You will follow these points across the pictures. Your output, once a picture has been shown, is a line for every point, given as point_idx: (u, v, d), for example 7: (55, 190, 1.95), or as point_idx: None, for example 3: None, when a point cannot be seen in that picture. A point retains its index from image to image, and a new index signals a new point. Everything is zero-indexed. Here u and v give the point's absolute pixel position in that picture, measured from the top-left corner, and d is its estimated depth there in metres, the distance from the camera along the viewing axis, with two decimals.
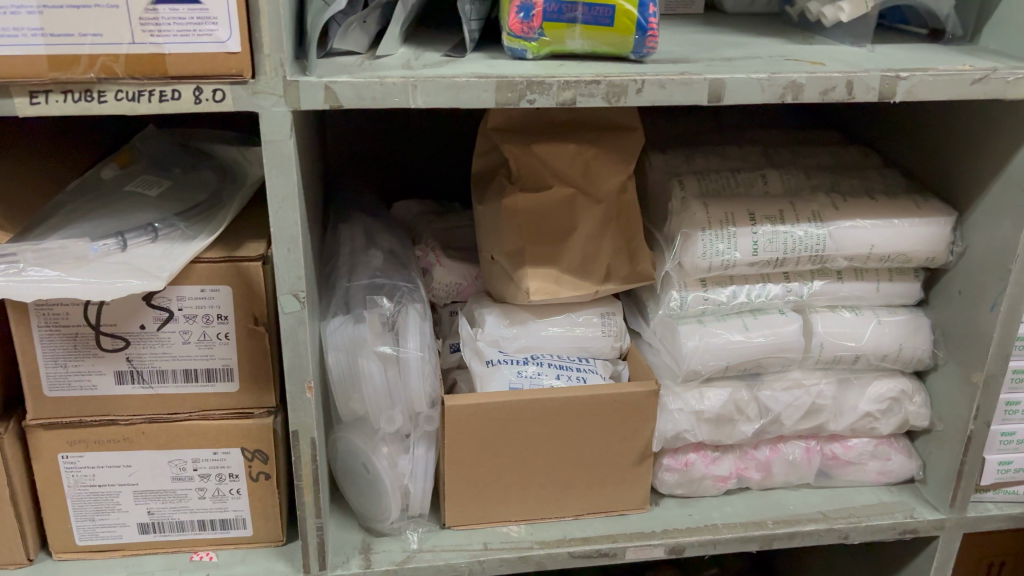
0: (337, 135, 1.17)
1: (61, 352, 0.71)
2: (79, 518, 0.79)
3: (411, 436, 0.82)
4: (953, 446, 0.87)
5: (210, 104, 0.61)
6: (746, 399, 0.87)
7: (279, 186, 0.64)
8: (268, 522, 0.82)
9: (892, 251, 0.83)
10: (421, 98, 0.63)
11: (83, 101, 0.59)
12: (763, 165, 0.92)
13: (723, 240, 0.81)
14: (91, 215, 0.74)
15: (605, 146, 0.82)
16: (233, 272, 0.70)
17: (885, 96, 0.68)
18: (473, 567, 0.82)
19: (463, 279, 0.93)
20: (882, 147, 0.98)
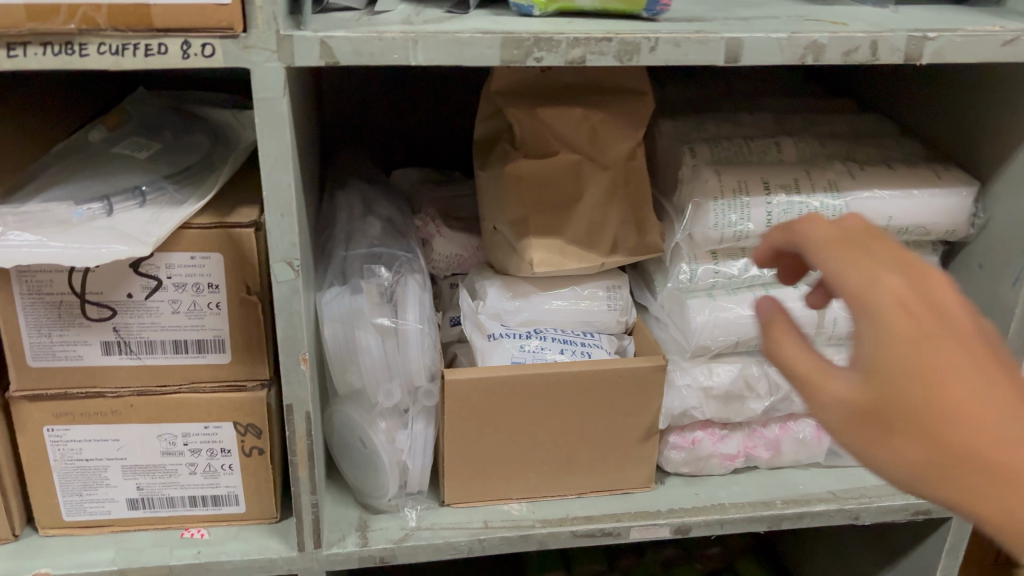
0: (335, 100, 1.14)
1: (45, 322, 0.68)
2: (66, 493, 0.76)
3: (410, 411, 0.79)
4: None
5: (199, 59, 0.57)
6: (756, 375, 0.85)
7: (272, 147, 0.61)
8: (261, 498, 0.79)
9: (911, 223, 0.80)
10: (422, 55, 0.59)
11: (63, 54, 0.56)
12: (777, 133, 0.88)
13: (735, 210, 0.77)
14: (76, 178, 0.71)
15: (613, 110, 0.79)
16: (224, 239, 0.67)
17: (910, 58, 0.65)
18: (472, 545, 0.80)
19: (464, 250, 0.90)
20: (899, 115, 0.95)
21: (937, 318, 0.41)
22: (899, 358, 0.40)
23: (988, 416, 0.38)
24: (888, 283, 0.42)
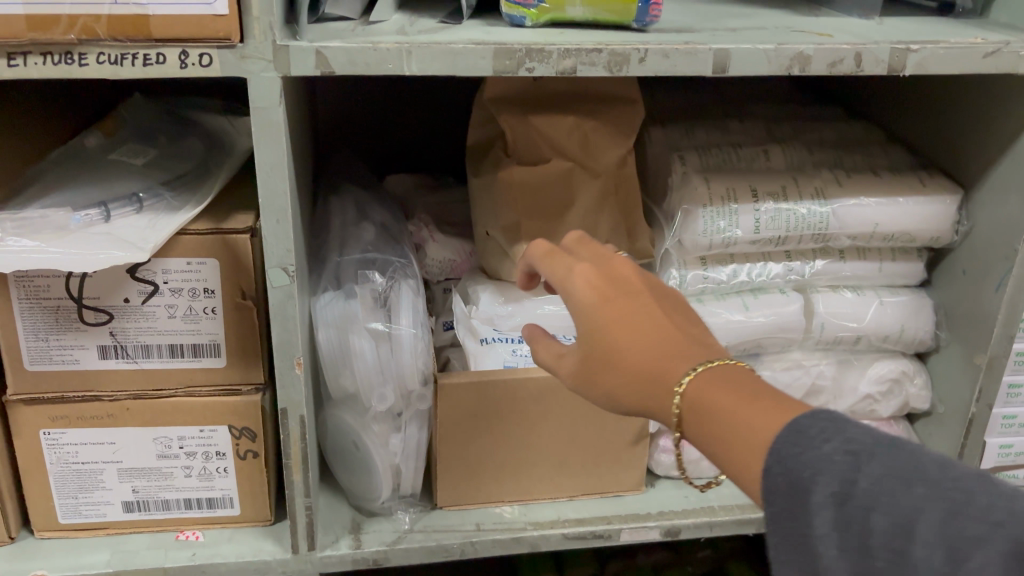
0: (329, 106, 1.15)
1: (42, 326, 0.69)
2: (62, 496, 0.77)
3: (403, 415, 0.79)
4: (955, 428, 0.86)
5: (197, 69, 0.58)
6: None
7: (267, 155, 0.62)
8: (256, 501, 0.80)
9: (896, 230, 0.81)
10: (416, 65, 0.60)
11: (63, 64, 0.57)
12: (765, 141, 0.90)
13: (724, 217, 0.79)
14: (74, 184, 0.72)
15: (604, 118, 0.79)
16: (220, 245, 0.67)
17: (894, 69, 0.66)
18: (464, 548, 0.81)
19: (457, 255, 0.91)
20: (885, 124, 0.97)
21: (612, 287, 0.56)
22: (589, 322, 0.55)
23: (647, 347, 0.53)
24: (576, 273, 0.57)
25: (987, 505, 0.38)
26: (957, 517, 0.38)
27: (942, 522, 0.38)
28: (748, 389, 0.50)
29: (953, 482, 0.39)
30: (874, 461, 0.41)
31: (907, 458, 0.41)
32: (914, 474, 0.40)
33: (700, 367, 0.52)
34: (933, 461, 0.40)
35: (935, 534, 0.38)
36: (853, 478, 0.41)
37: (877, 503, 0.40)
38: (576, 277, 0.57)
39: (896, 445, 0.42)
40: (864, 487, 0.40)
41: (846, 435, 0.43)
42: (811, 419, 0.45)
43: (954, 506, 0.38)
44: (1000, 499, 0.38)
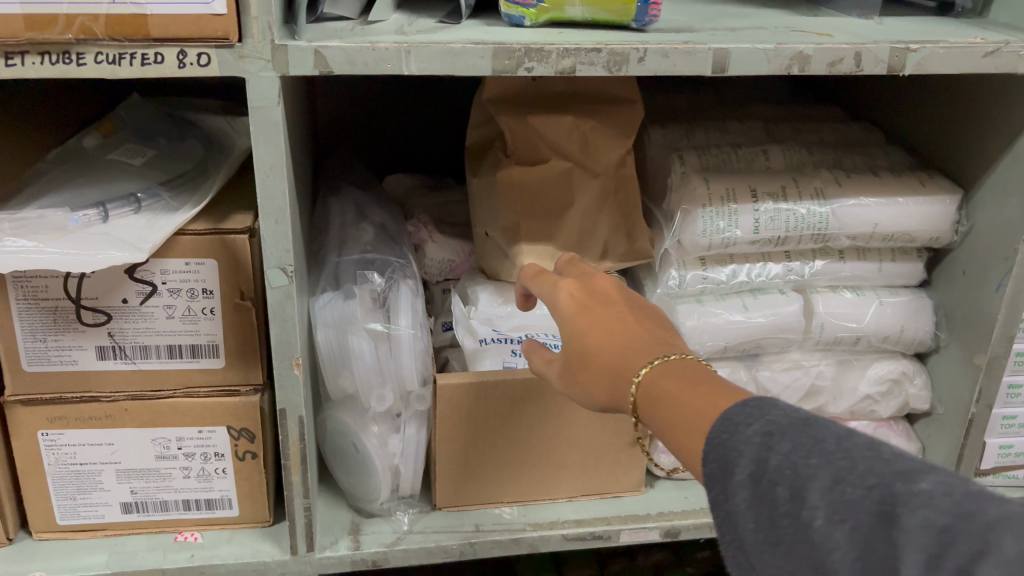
0: (328, 107, 1.15)
1: (40, 327, 0.68)
2: (60, 497, 0.77)
3: (402, 415, 0.79)
4: (955, 429, 0.86)
5: (195, 69, 0.58)
6: (744, 380, 0.86)
7: (266, 155, 0.62)
8: (255, 502, 0.80)
9: (895, 230, 0.81)
10: (415, 65, 0.60)
11: (61, 64, 0.57)
12: (765, 141, 0.90)
13: (723, 217, 0.79)
14: (72, 184, 0.72)
15: (604, 119, 0.79)
16: (219, 245, 0.67)
17: (893, 69, 0.66)
18: (463, 549, 0.81)
19: (456, 256, 0.91)
20: (884, 124, 0.96)
21: (593, 297, 0.59)
22: (569, 329, 0.59)
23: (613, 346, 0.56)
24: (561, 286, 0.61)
25: (871, 471, 0.39)
26: (843, 483, 0.39)
27: (829, 489, 0.39)
28: (698, 380, 0.51)
29: (847, 449, 0.40)
30: (785, 438, 0.42)
31: (814, 432, 0.42)
32: (816, 445, 0.41)
33: (657, 361, 0.54)
34: (837, 432, 0.42)
35: (822, 500, 0.39)
36: (764, 454, 0.42)
37: (779, 475, 0.41)
38: (559, 290, 0.60)
39: (812, 423, 0.43)
40: (773, 463, 0.42)
41: (774, 416, 0.44)
42: (749, 402, 0.46)
43: (842, 473, 0.39)
44: (884, 464, 0.39)
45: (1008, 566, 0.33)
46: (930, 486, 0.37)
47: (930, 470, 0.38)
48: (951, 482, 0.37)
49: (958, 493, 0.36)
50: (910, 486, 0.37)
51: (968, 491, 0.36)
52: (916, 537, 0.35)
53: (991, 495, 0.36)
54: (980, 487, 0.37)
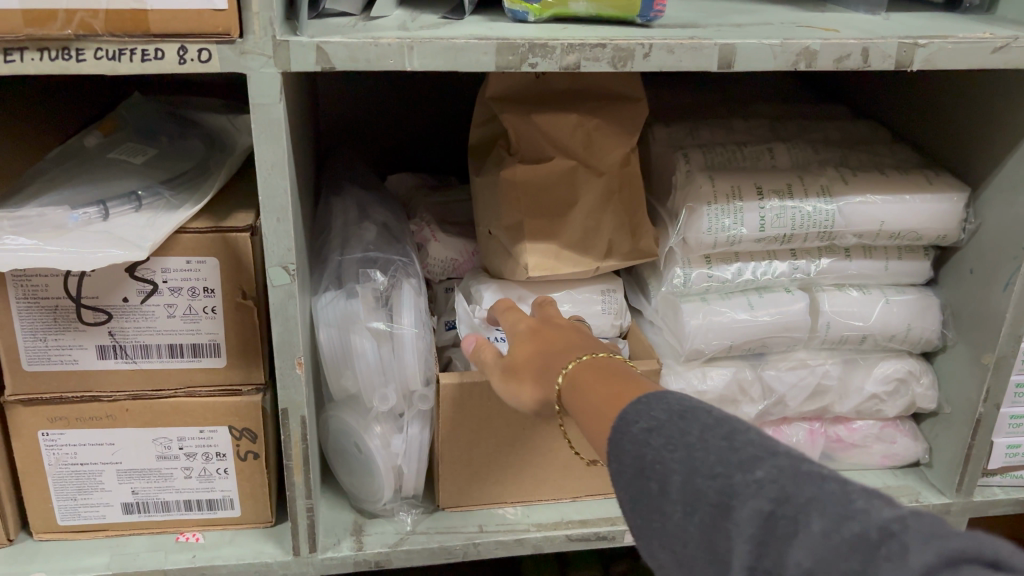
0: (330, 105, 1.14)
1: (40, 326, 0.68)
2: (61, 498, 0.76)
3: (405, 415, 0.78)
4: (962, 428, 0.85)
5: (196, 65, 0.57)
6: (750, 380, 0.85)
7: (267, 153, 0.61)
8: (256, 503, 0.79)
9: (902, 228, 0.80)
10: (418, 60, 0.60)
11: (60, 60, 0.56)
12: (769, 139, 0.89)
13: (728, 215, 0.78)
14: (72, 182, 0.71)
15: (608, 116, 0.78)
16: (220, 243, 0.67)
17: (901, 65, 0.65)
18: (467, 550, 0.80)
19: (459, 255, 0.90)
20: (891, 121, 0.96)
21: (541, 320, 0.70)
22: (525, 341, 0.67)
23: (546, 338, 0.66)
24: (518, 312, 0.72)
25: (722, 463, 0.43)
26: (697, 476, 0.44)
27: (686, 482, 0.44)
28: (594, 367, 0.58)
29: (705, 441, 0.45)
30: (660, 434, 0.47)
31: (685, 425, 0.47)
32: (681, 439, 0.46)
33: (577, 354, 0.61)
34: (702, 424, 0.46)
35: (678, 493, 0.44)
36: (642, 450, 0.47)
37: (652, 472, 0.46)
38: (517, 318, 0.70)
39: (685, 416, 0.47)
40: (648, 459, 0.46)
41: (655, 411, 0.49)
42: (643, 396, 0.51)
43: (696, 465, 0.44)
44: (731, 453, 0.44)
45: (816, 547, 0.38)
46: (763, 475, 0.42)
47: (770, 456, 0.43)
48: (784, 467, 0.42)
49: (786, 479, 0.41)
50: (747, 477, 0.42)
51: (797, 475, 0.41)
52: (747, 528, 0.40)
53: (816, 473, 0.41)
54: (813, 465, 0.42)
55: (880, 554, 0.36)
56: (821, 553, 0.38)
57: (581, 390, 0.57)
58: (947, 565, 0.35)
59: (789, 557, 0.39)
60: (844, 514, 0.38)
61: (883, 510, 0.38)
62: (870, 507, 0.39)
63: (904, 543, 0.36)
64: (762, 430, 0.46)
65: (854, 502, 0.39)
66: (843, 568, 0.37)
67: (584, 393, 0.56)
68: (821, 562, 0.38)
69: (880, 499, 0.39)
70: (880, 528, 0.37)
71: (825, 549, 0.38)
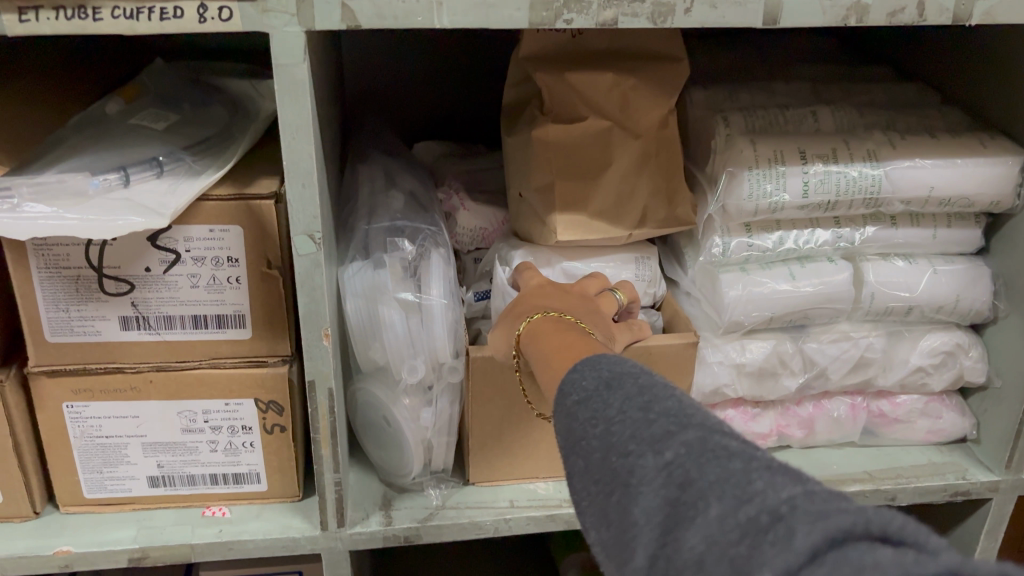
0: (355, 71, 1.12)
1: (62, 296, 0.66)
2: (87, 471, 0.75)
3: (434, 388, 0.76)
4: (1013, 403, 0.82)
5: (216, 23, 0.55)
6: (791, 352, 0.82)
7: (290, 116, 0.58)
8: (283, 477, 0.78)
9: (953, 194, 0.76)
10: (447, 17, 0.57)
11: (77, 19, 0.54)
12: (812, 102, 0.85)
13: (771, 180, 0.75)
14: (93, 148, 0.69)
15: (645, 77, 0.75)
16: (245, 211, 0.65)
17: (959, 19, 0.61)
18: (498, 526, 0.78)
19: (489, 224, 0.88)
20: (940, 83, 0.91)
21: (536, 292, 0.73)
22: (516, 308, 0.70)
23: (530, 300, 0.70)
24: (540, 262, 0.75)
25: (640, 440, 0.41)
26: (613, 454, 0.42)
27: (605, 459, 0.42)
28: (557, 327, 0.61)
29: (623, 413, 0.43)
30: (589, 405, 0.46)
31: (608, 396, 0.45)
32: (601, 413, 0.44)
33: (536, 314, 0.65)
34: (625, 394, 0.44)
35: (597, 471, 0.43)
36: (572, 422, 0.46)
37: (579, 448, 0.45)
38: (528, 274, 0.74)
39: (611, 383, 0.46)
40: (578, 434, 0.45)
41: (586, 380, 0.47)
42: (579, 362, 0.50)
43: (612, 442, 0.43)
44: (645, 427, 0.42)
45: (709, 532, 0.35)
46: (671, 456, 0.39)
47: (680, 430, 0.40)
48: (694, 443, 0.39)
49: (692, 459, 0.38)
50: (657, 459, 0.39)
51: (704, 453, 0.38)
52: (654, 516, 0.38)
53: (723, 450, 0.38)
54: (725, 440, 0.39)
55: (767, 539, 0.33)
56: (712, 538, 0.35)
57: (539, 336, 0.61)
58: (831, 547, 0.32)
59: (683, 541, 0.36)
60: (740, 497, 0.35)
61: (781, 490, 0.35)
62: (769, 487, 0.35)
63: (791, 525, 0.33)
64: (686, 400, 0.43)
65: (754, 483, 0.36)
66: (730, 554, 0.34)
67: (540, 338, 0.60)
68: (713, 547, 0.35)
69: (785, 476, 0.36)
70: (771, 511, 0.34)
71: (718, 533, 0.35)
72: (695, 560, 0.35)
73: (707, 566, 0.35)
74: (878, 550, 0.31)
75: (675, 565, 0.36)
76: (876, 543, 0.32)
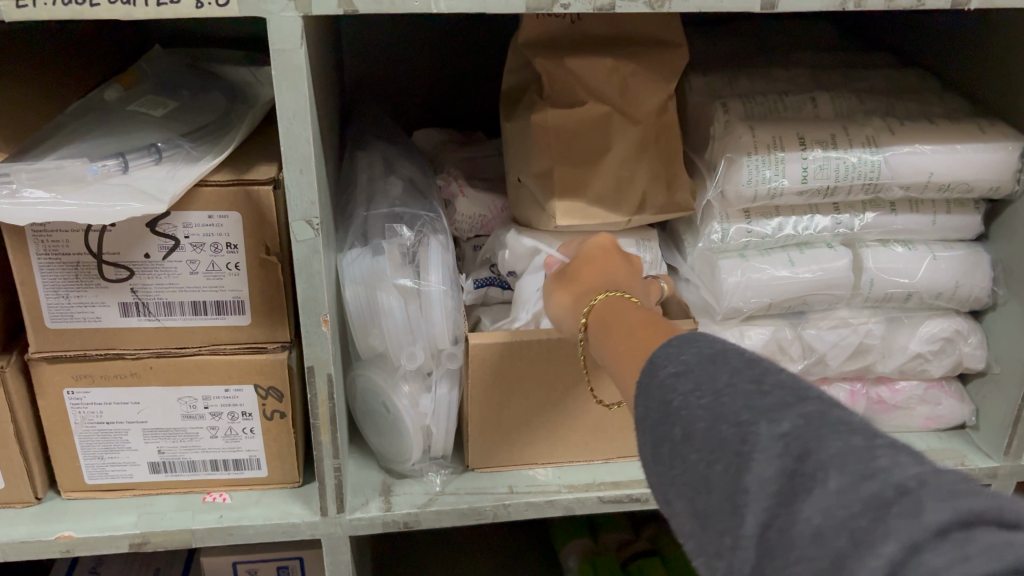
0: (355, 58, 1.12)
1: (62, 283, 0.66)
2: (88, 457, 0.75)
3: (433, 373, 0.77)
4: (1012, 389, 0.82)
5: (213, 9, 0.55)
6: (790, 338, 0.82)
7: (288, 102, 0.58)
8: (283, 463, 0.78)
9: (952, 180, 0.76)
10: (445, 2, 0.57)
11: (74, 4, 0.54)
12: (812, 88, 0.85)
13: (770, 166, 0.75)
14: (92, 135, 0.69)
15: (643, 63, 0.75)
16: (244, 198, 0.65)
17: (958, 4, 0.61)
18: (497, 511, 0.78)
19: (488, 211, 0.88)
20: (940, 68, 0.91)
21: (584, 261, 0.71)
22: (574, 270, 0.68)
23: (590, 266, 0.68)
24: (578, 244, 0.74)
25: (750, 410, 0.41)
26: (721, 424, 0.41)
27: (710, 430, 0.42)
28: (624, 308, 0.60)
29: (734, 385, 0.43)
30: (688, 378, 0.45)
31: (715, 370, 0.44)
32: (709, 385, 0.44)
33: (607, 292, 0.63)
34: (733, 367, 0.44)
35: (701, 439, 0.42)
36: (668, 395, 0.45)
37: (678, 416, 0.44)
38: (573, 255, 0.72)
39: (715, 359, 0.45)
40: (674, 406, 0.44)
41: (683, 355, 0.47)
42: (673, 339, 0.49)
43: (723, 411, 0.42)
44: (760, 399, 0.41)
45: (828, 504, 0.36)
46: (789, 427, 0.39)
47: (798, 403, 0.40)
48: (812, 416, 0.39)
49: (811, 431, 0.39)
50: (772, 429, 0.40)
51: (825, 424, 0.39)
52: (767, 485, 0.38)
53: (844, 424, 0.39)
54: (843, 415, 0.40)
55: (892, 512, 0.34)
56: (833, 511, 0.36)
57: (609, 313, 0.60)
58: (961, 527, 0.33)
59: (799, 514, 0.37)
60: (863, 472, 0.36)
61: (907, 467, 0.36)
62: (894, 465, 0.36)
63: (920, 500, 0.34)
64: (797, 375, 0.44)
65: (877, 458, 0.36)
66: (851, 527, 0.35)
67: (614, 314, 0.59)
68: (832, 520, 0.36)
69: (908, 456, 0.37)
70: (897, 486, 0.35)
71: (838, 506, 0.36)
72: (810, 532, 0.36)
73: (826, 537, 0.35)
74: (1006, 534, 0.33)
75: (792, 538, 0.37)
76: (1004, 528, 0.33)
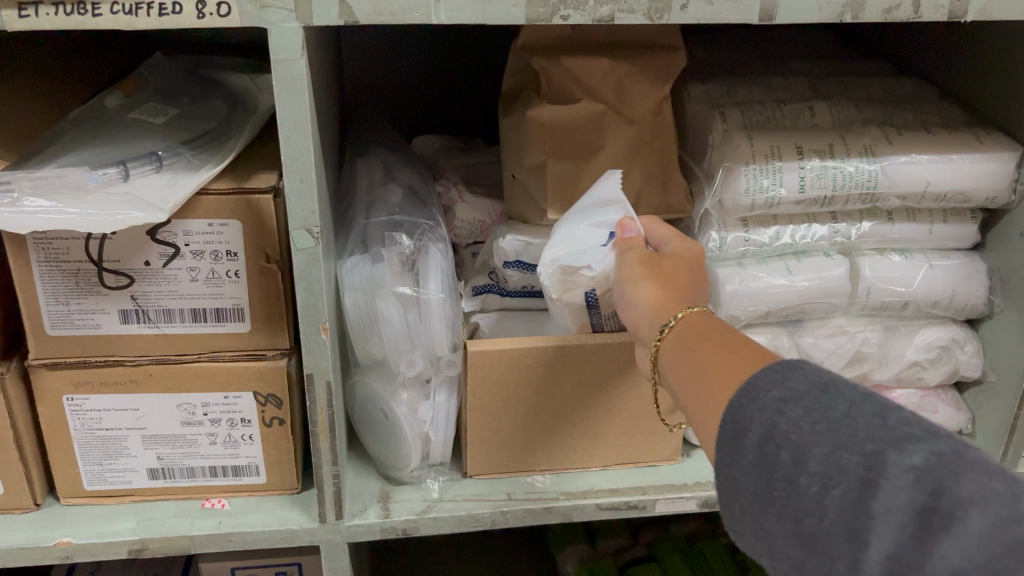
0: (355, 64, 1.12)
1: (63, 290, 0.67)
2: (87, 463, 0.76)
3: (431, 381, 0.77)
4: (1008, 397, 0.82)
5: (215, 20, 0.55)
6: (787, 346, 0.83)
7: (290, 111, 0.59)
8: (281, 469, 0.78)
9: (948, 189, 0.77)
10: (445, 13, 0.57)
11: (77, 14, 0.54)
12: (809, 97, 0.86)
13: (767, 175, 0.75)
14: (93, 143, 0.69)
15: (638, 64, 0.75)
16: (244, 206, 0.65)
17: (955, 15, 0.61)
18: (495, 518, 0.79)
19: (487, 217, 0.88)
20: (938, 78, 0.91)
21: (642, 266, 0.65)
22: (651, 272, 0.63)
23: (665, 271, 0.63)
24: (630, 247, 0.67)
25: (807, 427, 0.42)
26: (843, 451, 0.40)
27: (830, 456, 0.41)
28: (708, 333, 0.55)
29: (854, 416, 0.41)
30: (797, 405, 0.44)
31: (828, 401, 0.43)
32: (824, 414, 0.42)
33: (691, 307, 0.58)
34: (849, 400, 0.43)
35: (823, 464, 0.41)
36: (774, 418, 0.44)
37: (784, 439, 0.43)
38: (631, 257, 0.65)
39: (825, 390, 0.44)
40: (782, 428, 0.43)
41: (791, 381, 0.45)
42: (775, 364, 0.47)
43: (843, 439, 0.41)
44: (884, 431, 0.40)
45: (968, 544, 0.35)
46: (920, 461, 0.38)
47: (929, 439, 0.39)
48: (946, 454, 0.38)
49: (946, 468, 0.37)
50: (902, 460, 0.38)
51: (960, 463, 0.37)
52: (896, 516, 0.37)
53: (983, 466, 0.37)
54: (977, 454, 0.38)
55: None
56: (973, 551, 0.35)
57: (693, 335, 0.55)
58: None
59: (933, 550, 0.36)
60: (1010, 515, 0.35)
61: None
62: None
63: None
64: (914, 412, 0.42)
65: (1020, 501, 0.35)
66: (995, 566, 0.34)
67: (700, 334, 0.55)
68: (972, 559, 0.35)
69: None
70: None
71: (979, 548, 0.35)
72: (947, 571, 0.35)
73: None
74: None
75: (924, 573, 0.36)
76: None
